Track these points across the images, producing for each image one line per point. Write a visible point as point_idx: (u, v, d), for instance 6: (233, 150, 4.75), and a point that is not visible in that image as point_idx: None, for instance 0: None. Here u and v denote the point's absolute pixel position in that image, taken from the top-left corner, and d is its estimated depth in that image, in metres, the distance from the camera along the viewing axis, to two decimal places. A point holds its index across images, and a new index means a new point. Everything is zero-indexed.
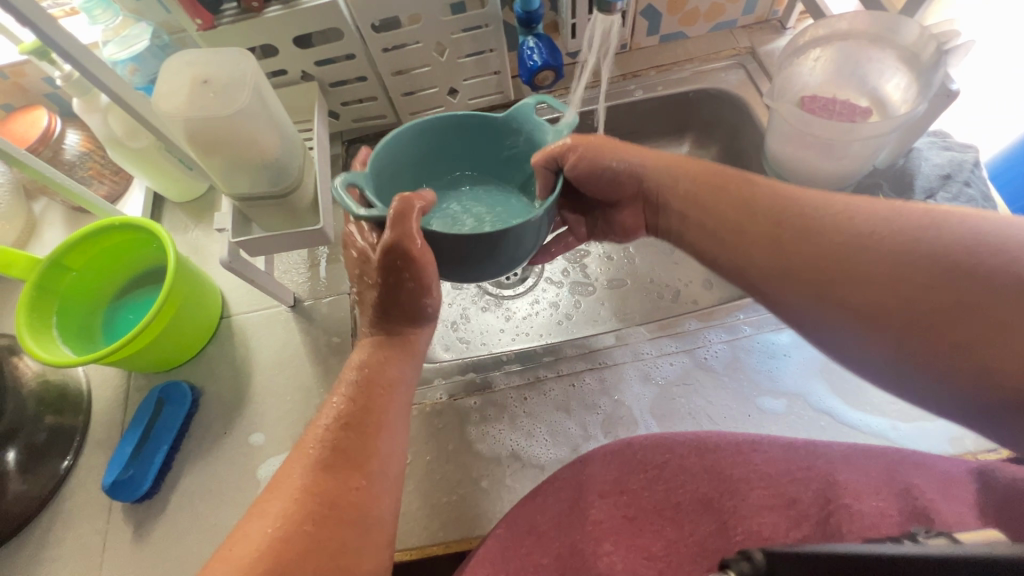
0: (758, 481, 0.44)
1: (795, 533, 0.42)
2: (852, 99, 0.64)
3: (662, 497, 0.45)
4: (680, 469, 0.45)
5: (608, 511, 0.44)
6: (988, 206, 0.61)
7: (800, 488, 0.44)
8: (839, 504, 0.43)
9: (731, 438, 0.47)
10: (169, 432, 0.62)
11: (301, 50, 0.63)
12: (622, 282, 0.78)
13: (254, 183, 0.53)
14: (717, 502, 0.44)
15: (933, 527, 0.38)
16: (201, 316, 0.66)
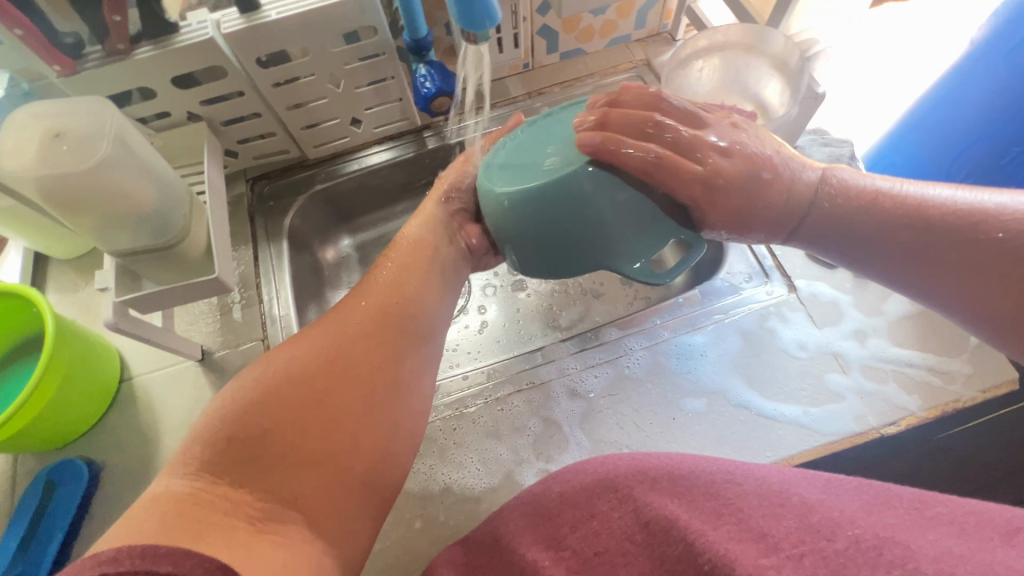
0: (732, 521, 0.40)
1: (783, 567, 0.36)
2: (738, 104, 0.65)
3: (632, 522, 0.42)
4: (650, 491, 0.42)
5: (579, 547, 0.42)
6: None
7: (793, 537, 0.38)
8: (819, 531, 0.38)
9: (707, 472, 0.44)
10: (65, 517, 0.56)
11: (182, 90, 0.60)
12: (547, 297, 0.79)
13: (134, 237, 0.50)
14: (641, 535, 0.41)
15: (946, 556, 0.34)
16: (94, 383, 0.61)
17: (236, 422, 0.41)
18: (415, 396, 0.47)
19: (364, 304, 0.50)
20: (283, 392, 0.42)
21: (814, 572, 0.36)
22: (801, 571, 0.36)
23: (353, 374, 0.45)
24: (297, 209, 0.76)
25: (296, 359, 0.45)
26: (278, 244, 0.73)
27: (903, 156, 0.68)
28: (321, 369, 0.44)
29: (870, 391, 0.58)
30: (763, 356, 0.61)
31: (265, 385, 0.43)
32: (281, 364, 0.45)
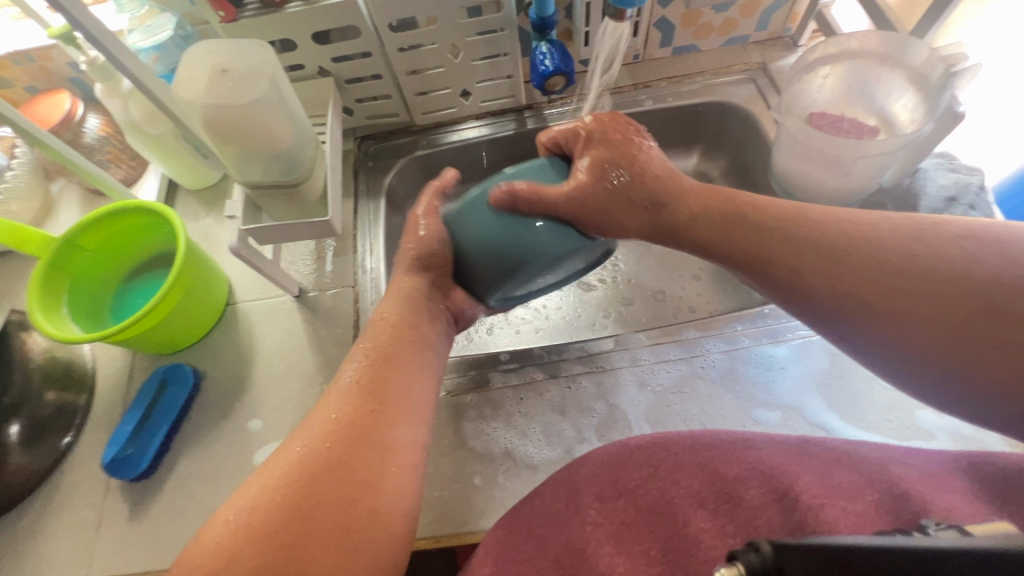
0: (757, 480, 0.43)
1: (810, 517, 0.39)
2: (861, 117, 0.65)
3: (658, 495, 0.44)
4: (676, 468, 0.45)
5: (607, 514, 0.44)
6: None
7: (812, 491, 0.41)
8: (841, 494, 0.41)
9: (724, 440, 0.46)
10: (171, 414, 0.63)
11: (318, 46, 0.65)
12: (624, 290, 0.79)
13: (265, 172, 0.55)
14: (713, 502, 0.43)
15: (954, 509, 0.37)
16: (207, 302, 0.67)
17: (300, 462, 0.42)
18: (401, 443, 0.45)
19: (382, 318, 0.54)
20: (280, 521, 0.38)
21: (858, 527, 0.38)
22: (831, 525, 0.38)
23: (355, 472, 0.42)
24: (398, 171, 0.80)
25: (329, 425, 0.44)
26: (376, 201, 0.78)
27: None
28: (305, 484, 0.40)
29: (966, 435, 0.54)
30: (849, 381, 0.59)
31: (257, 513, 0.39)
32: (262, 484, 0.41)
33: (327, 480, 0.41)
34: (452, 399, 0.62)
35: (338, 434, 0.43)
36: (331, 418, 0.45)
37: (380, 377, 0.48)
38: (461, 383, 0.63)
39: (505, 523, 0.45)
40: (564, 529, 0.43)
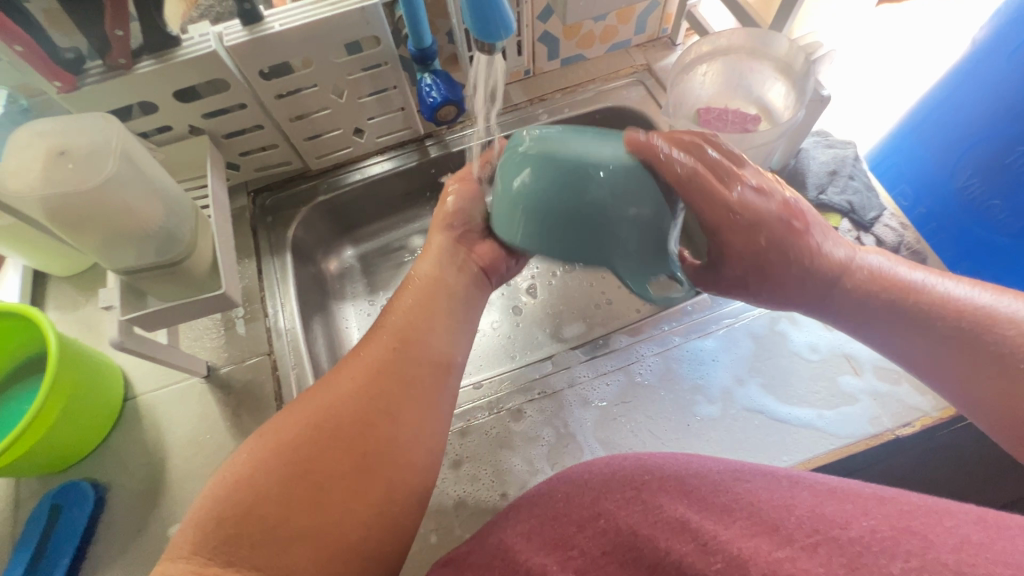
0: (745, 516, 0.36)
1: (798, 559, 0.33)
2: (742, 107, 0.67)
3: (637, 518, 0.38)
4: (660, 492, 0.39)
5: (589, 548, 0.37)
6: (871, 196, 0.67)
7: (808, 526, 0.35)
8: (840, 518, 0.35)
9: (715, 472, 0.41)
10: (72, 539, 0.55)
11: (184, 105, 0.59)
12: (554, 305, 0.79)
13: (138, 255, 0.49)
14: (693, 526, 0.36)
15: (965, 544, 0.32)
16: (98, 402, 0.59)
17: (252, 481, 0.39)
18: (408, 467, 0.42)
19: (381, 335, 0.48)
20: (272, 488, 0.38)
21: (831, 565, 0.32)
22: (820, 564, 0.32)
23: (314, 492, 0.39)
24: (301, 221, 0.75)
25: (290, 432, 0.41)
26: (282, 256, 0.72)
27: (904, 158, 0.68)
28: (306, 464, 0.40)
29: (884, 393, 0.58)
30: (776, 360, 0.61)
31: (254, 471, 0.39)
32: (254, 459, 0.40)
33: (326, 459, 0.40)
34: None
35: (337, 422, 0.42)
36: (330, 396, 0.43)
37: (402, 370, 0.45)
38: None
39: (475, 547, 0.39)
40: (513, 567, 0.37)
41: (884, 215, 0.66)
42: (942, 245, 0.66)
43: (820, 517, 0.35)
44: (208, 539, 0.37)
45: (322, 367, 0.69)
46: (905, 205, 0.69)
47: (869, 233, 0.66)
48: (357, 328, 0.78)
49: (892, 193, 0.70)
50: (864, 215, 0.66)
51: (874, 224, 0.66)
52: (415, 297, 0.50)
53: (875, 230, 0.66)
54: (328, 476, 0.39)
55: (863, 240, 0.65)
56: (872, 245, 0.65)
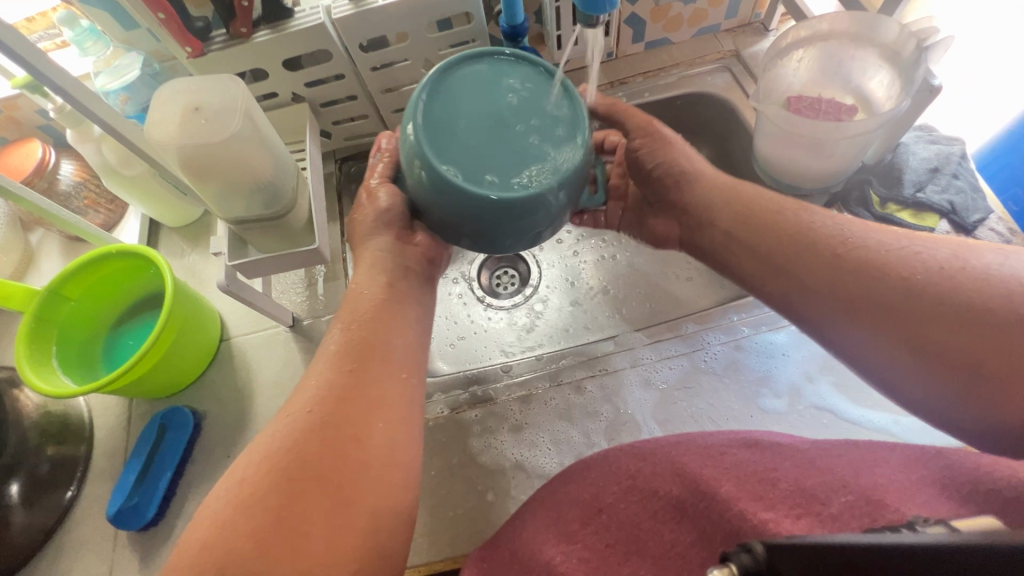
0: (734, 482, 0.42)
1: (783, 522, 0.38)
2: (838, 97, 0.65)
3: (637, 510, 0.43)
4: (652, 474, 0.44)
5: (593, 543, 0.42)
6: (977, 197, 0.62)
7: (834, 486, 0.41)
8: (825, 487, 0.41)
9: (698, 445, 0.46)
10: (173, 456, 0.62)
11: (290, 73, 0.64)
12: (619, 290, 0.79)
13: (248, 206, 0.54)
14: (691, 504, 0.42)
15: (930, 511, 0.37)
16: (200, 339, 0.66)
17: (230, 518, 0.37)
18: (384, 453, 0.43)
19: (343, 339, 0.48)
20: (274, 485, 0.39)
21: (812, 530, 0.38)
22: (801, 528, 0.38)
23: (299, 507, 0.38)
24: None
25: (262, 461, 0.40)
26: None
27: (1021, 157, 0.62)
28: (301, 458, 0.40)
29: None
30: None
31: (254, 480, 0.39)
32: (227, 493, 0.39)
33: (308, 471, 0.40)
34: (456, 417, 0.61)
35: (323, 411, 0.42)
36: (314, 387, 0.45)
37: (358, 363, 0.46)
38: (465, 400, 0.62)
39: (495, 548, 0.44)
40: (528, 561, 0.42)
41: (990, 219, 0.62)
42: None
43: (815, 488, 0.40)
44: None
45: None
46: (1015, 210, 0.63)
47: (971, 236, 0.61)
48: None
49: (1002, 197, 0.64)
50: (967, 217, 0.61)
51: (978, 227, 0.61)
52: (377, 292, 0.52)
53: (978, 234, 0.61)
54: (312, 488, 0.39)
55: None
56: None
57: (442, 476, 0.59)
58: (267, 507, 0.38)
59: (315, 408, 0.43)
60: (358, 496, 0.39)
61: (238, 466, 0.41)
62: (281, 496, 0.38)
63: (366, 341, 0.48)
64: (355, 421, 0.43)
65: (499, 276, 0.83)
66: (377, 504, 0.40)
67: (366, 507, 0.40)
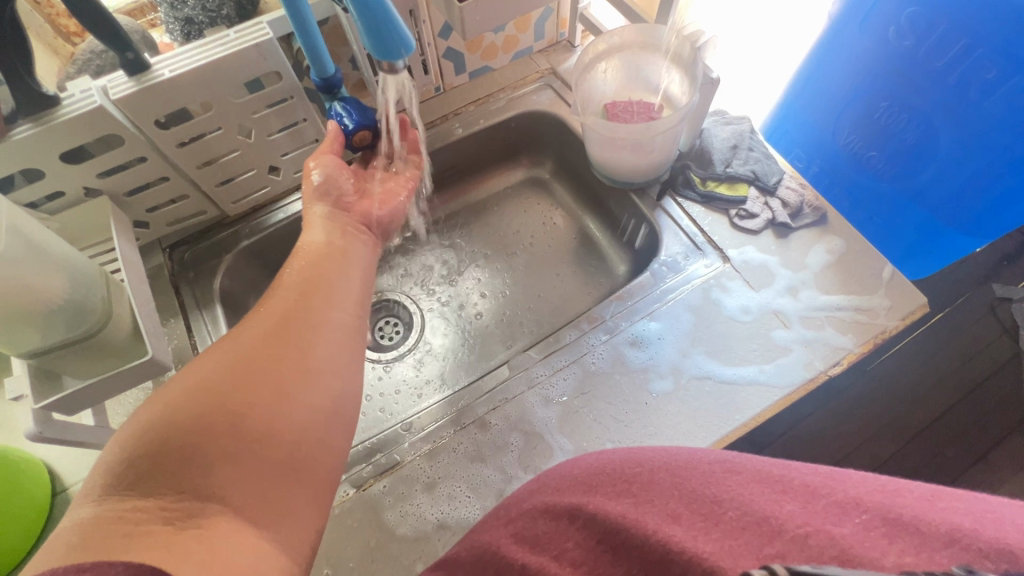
0: (734, 507, 0.35)
1: (789, 555, 0.31)
2: (646, 99, 0.72)
3: (629, 507, 0.37)
4: (645, 487, 0.39)
5: (581, 540, 0.38)
6: (770, 163, 0.73)
7: (797, 519, 0.34)
8: (829, 516, 0.34)
9: (703, 463, 0.40)
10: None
11: (75, 166, 0.55)
12: (500, 313, 0.82)
13: (46, 333, 0.45)
14: (685, 515, 0.36)
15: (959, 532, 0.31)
16: (24, 504, 0.53)
17: (173, 413, 0.36)
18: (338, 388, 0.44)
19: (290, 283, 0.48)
20: (200, 396, 0.37)
21: (821, 557, 0.31)
22: (813, 557, 0.31)
23: (247, 402, 0.38)
24: (226, 270, 0.72)
25: (204, 364, 0.40)
26: (211, 309, 0.69)
27: (794, 125, 0.77)
28: (235, 371, 0.39)
29: (812, 339, 0.63)
30: (715, 327, 0.65)
31: (177, 393, 0.37)
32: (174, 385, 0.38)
33: (255, 379, 0.39)
34: (364, 493, 0.57)
35: (266, 332, 0.43)
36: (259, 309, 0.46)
37: (310, 292, 0.47)
38: (370, 472, 0.58)
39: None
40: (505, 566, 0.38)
41: (785, 178, 0.72)
42: (837, 198, 0.76)
43: (769, 511, 0.34)
44: (134, 470, 0.34)
45: None
46: (803, 165, 0.78)
47: (775, 196, 0.71)
48: None
49: (790, 157, 0.79)
50: (767, 181, 0.71)
51: (778, 187, 0.71)
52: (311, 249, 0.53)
53: (779, 193, 0.71)
54: (256, 387, 0.39)
55: (770, 205, 0.70)
56: (779, 207, 0.70)
57: (362, 563, 0.53)
58: (187, 417, 0.36)
59: (259, 330, 0.43)
60: (280, 406, 0.39)
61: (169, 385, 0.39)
62: (201, 411, 0.37)
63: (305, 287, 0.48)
64: (292, 338, 0.43)
65: (381, 328, 0.83)
66: (291, 419, 0.39)
67: (277, 421, 0.39)
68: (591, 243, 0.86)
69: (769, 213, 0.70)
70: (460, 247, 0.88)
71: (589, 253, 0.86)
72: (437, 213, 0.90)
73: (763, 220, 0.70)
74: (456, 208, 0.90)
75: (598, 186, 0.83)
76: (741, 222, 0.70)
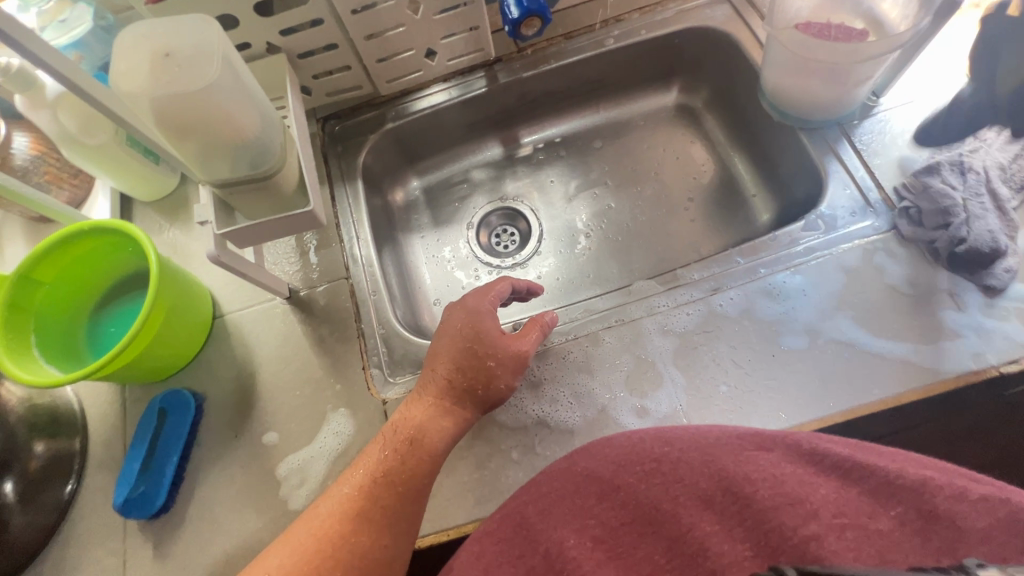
0: (769, 484, 0.43)
1: (824, 538, 0.40)
2: (849, 21, 0.62)
3: (659, 493, 0.45)
4: (679, 464, 0.45)
5: (606, 519, 0.45)
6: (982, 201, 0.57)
7: (831, 507, 0.41)
8: (866, 508, 0.42)
9: (739, 438, 0.46)
10: (172, 450, 0.59)
11: (263, 19, 0.58)
12: (621, 242, 0.80)
13: (234, 166, 0.49)
14: (719, 502, 0.44)
15: None
16: (191, 317, 0.63)
17: None
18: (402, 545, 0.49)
19: (374, 455, 0.52)
20: None
21: (859, 547, 0.40)
22: (843, 543, 0.40)
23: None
24: (371, 148, 0.75)
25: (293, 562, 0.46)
26: (353, 184, 0.73)
27: None
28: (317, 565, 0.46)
29: (990, 329, 0.54)
30: (870, 294, 0.58)
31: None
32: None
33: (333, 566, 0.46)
34: None
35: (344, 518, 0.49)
36: (347, 494, 0.50)
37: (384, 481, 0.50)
38: None
39: (498, 519, 0.47)
40: (532, 542, 0.45)
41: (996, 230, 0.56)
42: None
43: (796, 497, 0.42)
44: None
45: (395, 293, 0.71)
46: None
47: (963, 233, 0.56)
48: (425, 260, 0.81)
49: None
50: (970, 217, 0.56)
51: (972, 229, 0.56)
52: (395, 440, 0.52)
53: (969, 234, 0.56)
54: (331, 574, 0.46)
55: (949, 228, 0.57)
56: (948, 241, 0.56)
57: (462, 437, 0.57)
58: None
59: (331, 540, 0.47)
60: None
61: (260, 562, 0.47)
62: None
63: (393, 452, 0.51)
64: (360, 532, 0.48)
65: (498, 235, 0.84)
66: None
67: None
68: (733, 184, 0.79)
69: (938, 235, 0.57)
70: (590, 167, 0.85)
71: (729, 196, 0.79)
72: (573, 128, 0.87)
73: (920, 236, 0.58)
74: (593, 126, 0.87)
75: (757, 122, 0.75)
76: (964, 247, 0.56)
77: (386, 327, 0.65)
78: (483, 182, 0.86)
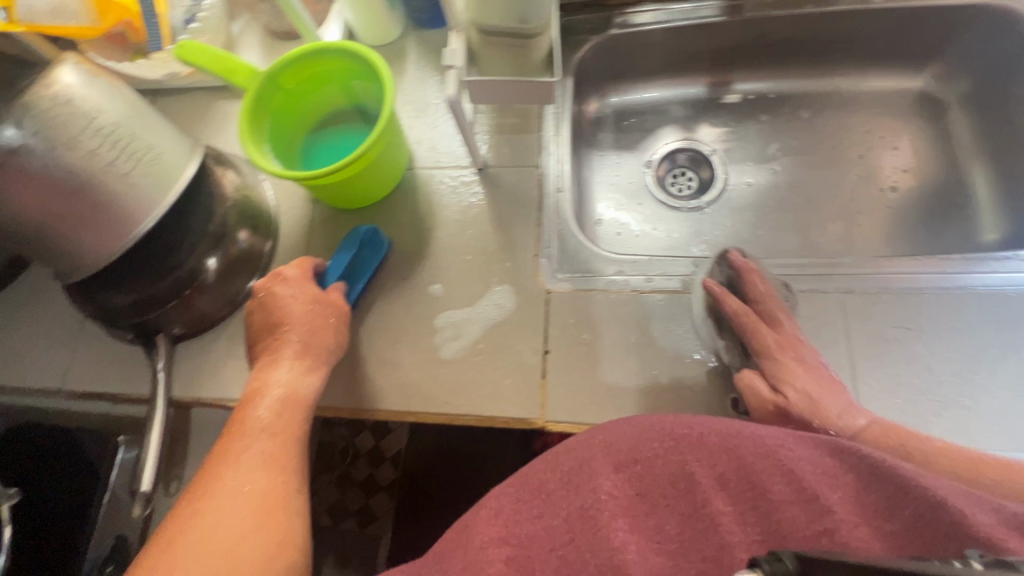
0: (784, 479, 0.46)
1: (833, 533, 0.43)
2: None
3: (676, 468, 0.48)
4: (690, 449, 0.48)
5: (623, 487, 0.48)
6: None
7: (840, 504, 0.44)
8: (877, 508, 0.44)
9: (751, 435, 0.49)
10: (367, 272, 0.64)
11: None
12: (809, 218, 0.74)
13: (504, 14, 0.51)
14: (733, 483, 0.47)
15: None
16: (396, 161, 0.67)
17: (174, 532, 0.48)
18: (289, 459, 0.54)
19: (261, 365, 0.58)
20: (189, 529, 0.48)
21: (867, 540, 0.43)
22: (851, 536, 0.43)
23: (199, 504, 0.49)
24: (589, 49, 0.74)
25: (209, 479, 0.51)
26: (563, 80, 0.73)
27: None
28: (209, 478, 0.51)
29: None
30: None
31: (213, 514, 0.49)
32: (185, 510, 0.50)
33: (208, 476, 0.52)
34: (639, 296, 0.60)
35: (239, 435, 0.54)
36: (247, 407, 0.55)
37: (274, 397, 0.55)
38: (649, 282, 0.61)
39: (515, 481, 0.49)
40: (551, 504, 0.47)
41: None
42: None
43: (808, 491, 0.45)
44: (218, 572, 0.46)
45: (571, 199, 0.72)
46: None
47: None
48: (599, 179, 0.80)
49: None
50: None
51: None
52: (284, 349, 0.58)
53: None
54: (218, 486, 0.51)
55: None
56: None
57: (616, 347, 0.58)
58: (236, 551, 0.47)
59: (286, 431, 0.55)
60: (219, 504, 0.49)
61: (198, 491, 0.51)
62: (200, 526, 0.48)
63: (268, 361, 0.58)
64: (228, 471, 0.51)
65: (675, 176, 0.81)
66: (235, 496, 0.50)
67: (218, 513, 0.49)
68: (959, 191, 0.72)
69: None
70: (796, 132, 0.79)
71: (950, 204, 0.72)
72: (791, 86, 0.80)
73: None
74: (814, 90, 0.80)
75: None
76: None
77: (563, 224, 0.66)
78: (677, 117, 0.82)
